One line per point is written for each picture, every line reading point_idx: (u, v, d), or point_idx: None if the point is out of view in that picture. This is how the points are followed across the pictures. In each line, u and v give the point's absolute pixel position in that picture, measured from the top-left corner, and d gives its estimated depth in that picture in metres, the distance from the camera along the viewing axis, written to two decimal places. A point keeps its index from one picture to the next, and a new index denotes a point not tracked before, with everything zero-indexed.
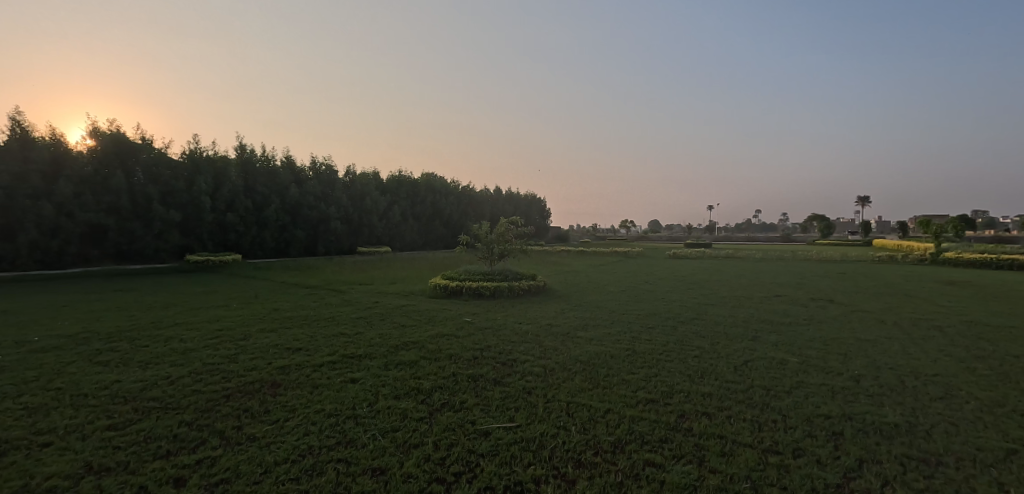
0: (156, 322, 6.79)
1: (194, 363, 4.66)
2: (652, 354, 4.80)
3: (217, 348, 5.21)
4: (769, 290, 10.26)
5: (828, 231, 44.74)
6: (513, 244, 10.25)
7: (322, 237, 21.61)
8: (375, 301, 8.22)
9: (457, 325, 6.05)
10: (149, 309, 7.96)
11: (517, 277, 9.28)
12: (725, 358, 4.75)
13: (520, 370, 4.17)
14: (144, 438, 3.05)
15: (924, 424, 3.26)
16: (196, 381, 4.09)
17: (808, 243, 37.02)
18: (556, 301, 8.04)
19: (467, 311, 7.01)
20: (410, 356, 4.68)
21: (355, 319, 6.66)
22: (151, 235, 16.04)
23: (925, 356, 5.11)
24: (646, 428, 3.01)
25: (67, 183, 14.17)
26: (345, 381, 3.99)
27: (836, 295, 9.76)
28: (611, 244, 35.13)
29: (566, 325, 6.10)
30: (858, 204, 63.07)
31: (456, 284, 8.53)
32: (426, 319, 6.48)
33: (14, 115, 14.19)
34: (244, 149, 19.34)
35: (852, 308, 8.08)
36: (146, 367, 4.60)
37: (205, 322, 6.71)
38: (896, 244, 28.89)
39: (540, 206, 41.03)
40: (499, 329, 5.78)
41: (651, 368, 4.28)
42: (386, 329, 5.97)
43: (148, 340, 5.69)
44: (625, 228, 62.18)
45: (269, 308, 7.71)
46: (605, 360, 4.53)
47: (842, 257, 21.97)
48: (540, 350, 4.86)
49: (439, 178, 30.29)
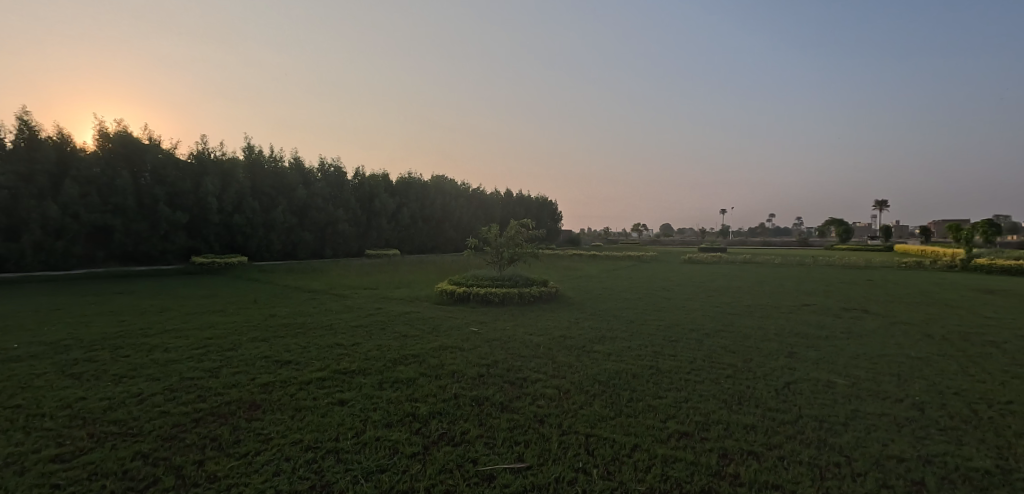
0: (146, 329, 6.42)
1: (172, 378, 4.24)
2: (680, 373, 4.27)
3: (201, 360, 4.78)
4: (796, 299, 9.63)
5: (846, 235, 43.69)
6: (524, 248, 9.76)
7: (329, 240, 21.30)
8: (378, 307, 7.77)
9: (462, 336, 5.55)
10: (141, 314, 7.59)
11: (527, 282, 8.78)
12: (762, 379, 4.21)
13: (530, 391, 3.68)
14: (90, 474, 2.61)
15: (1019, 469, 2.71)
16: (167, 401, 3.65)
17: (827, 248, 35.90)
18: (569, 309, 7.54)
19: (474, 320, 6.51)
20: (409, 372, 4.20)
21: (354, 328, 6.21)
22: (158, 236, 15.85)
23: (991, 377, 4.52)
24: (683, 474, 2.50)
25: (73, 183, 14.01)
26: (332, 403, 3.52)
27: (870, 304, 9.10)
28: (624, 248, 34.39)
29: (581, 337, 5.58)
30: (876, 208, 61.59)
31: (463, 290, 8.05)
32: (430, 329, 6.02)
33: (21, 115, 14.07)
34: (253, 150, 19.10)
35: (891, 319, 7.45)
36: (119, 382, 4.18)
37: (195, 330, 6.30)
38: (920, 250, 27.81)
39: (551, 209, 40.50)
40: (507, 342, 5.26)
41: (680, 391, 3.76)
42: (386, 339, 5.51)
43: (130, 350, 5.29)
44: (637, 231, 61.41)
45: (266, 314, 7.30)
46: (627, 380, 4.01)
47: (866, 263, 21.06)
48: (552, 367, 4.36)
49: (450, 180, 29.94)
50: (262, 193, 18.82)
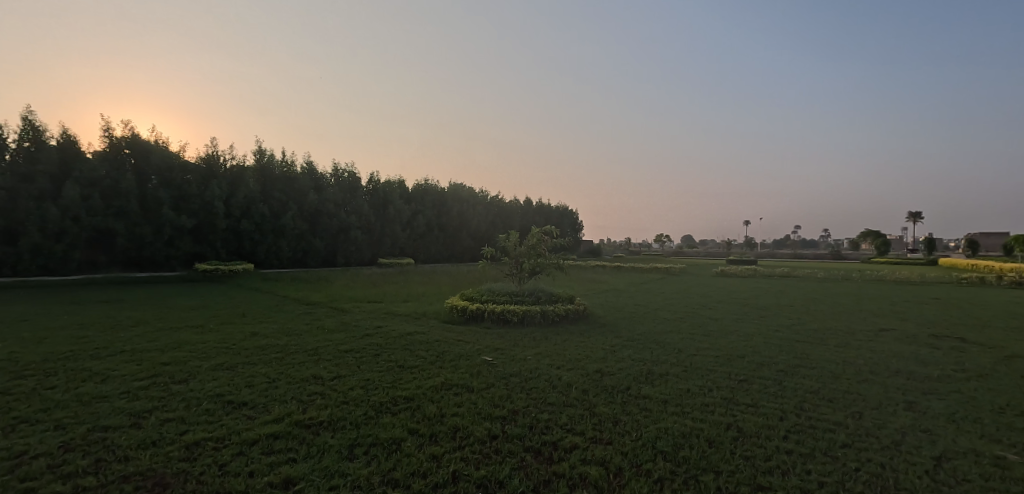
0: (100, 349, 5.42)
1: (80, 427, 3.20)
2: (775, 439, 3.03)
3: (133, 401, 3.73)
4: (868, 322, 8.16)
5: (884, 248, 41.21)
6: (547, 258, 8.55)
7: (341, 247, 20.45)
8: (378, 326, 6.67)
9: (471, 370, 4.38)
10: (109, 328, 6.64)
11: (551, 298, 7.58)
12: (897, 454, 2.94)
13: (567, 472, 2.50)
14: None
15: None
16: (46, 470, 2.61)
17: (867, 262, 33.57)
18: (601, 332, 6.35)
19: (488, 346, 5.33)
20: (394, 429, 3.06)
21: (343, 354, 5.10)
22: (162, 241, 15.15)
23: None
24: None
25: (74, 185, 13.40)
26: (271, 486, 2.40)
27: (962, 330, 7.59)
28: (649, 259, 32.70)
29: (623, 373, 4.36)
30: (910, 220, 58.72)
31: (476, 307, 6.91)
32: (434, 357, 4.87)
33: (25, 115, 13.59)
34: (264, 154, 18.42)
35: (1007, 352, 5.99)
36: (9, 431, 3.16)
37: (156, 352, 5.28)
38: (971, 264, 25.63)
39: (572, 219, 39.16)
40: (527, 380, 4.08)
41: (789, 477, 2.55)
42: (376, 372, 4.39)
43: (64, 379, 4.30)
44: (659, 242, 59.64)
45: (247, 333, 6.26)
46: (704, 451, 2.80)
47: (921, 278, 19.13)
48: (592, 424, 3.17)
49: (468, 187, 28.98)
50: (273, 197, 18.07)
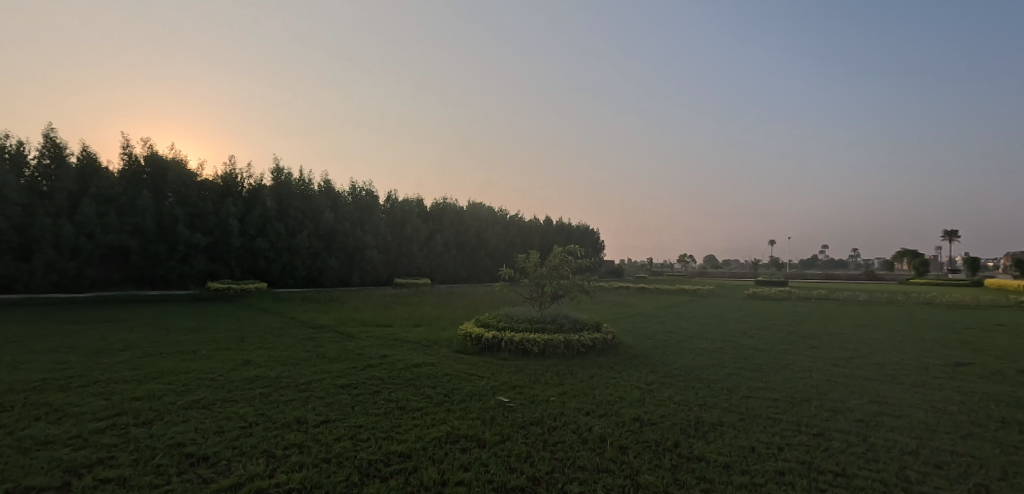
0: (72, 379, 4.88)
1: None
2: None
3: (77, 451, 3.11)
4: (941, 355, 7.12)
5: (922, 268, 39.04)
6: (570, 280, 7.81)
7: (357, 267, 20.00)
8: (382, 356, 5.99)
9: (483, 416, 3.67)
10: (94, 353, 6.13)
11: (574, 325, 6.82)
12: None
13: None
14: None
15: None
16: None
17: (906, 283, 31.69)
18: (635, 366, 5.55)
19: (504, 384, 4.59)
20: None
21: (337, 392, 4.42)
22: (175, 259, 14.93)
23: None
24: None
25: (91, 202, 13.30)
26: None
27: None
28: (673, 280, 31.43)
29: (669, 424, 3.56)
30: (947, 239, 56.09)
31: (492, 335, 6.19)
32: (442, 397, 4.16)
33: (47, 132, 13.64)
34: (282, 172, 18.28)
35: None
36: None
37: (131, 384, 4.70)
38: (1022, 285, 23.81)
39: (592, 238, 38.27)
40: (552, 431, 3.34)
41: None
42: (371, 416, 3.70)
43: (14, 418, 3.73)
44: (681, 262, 58.07)
45: (238, 362, 5.66)
46: None
47: (974, 301, 17.61)
48: None
49: (486, 206, 28.48)
50: (289, 215, 17.82)
